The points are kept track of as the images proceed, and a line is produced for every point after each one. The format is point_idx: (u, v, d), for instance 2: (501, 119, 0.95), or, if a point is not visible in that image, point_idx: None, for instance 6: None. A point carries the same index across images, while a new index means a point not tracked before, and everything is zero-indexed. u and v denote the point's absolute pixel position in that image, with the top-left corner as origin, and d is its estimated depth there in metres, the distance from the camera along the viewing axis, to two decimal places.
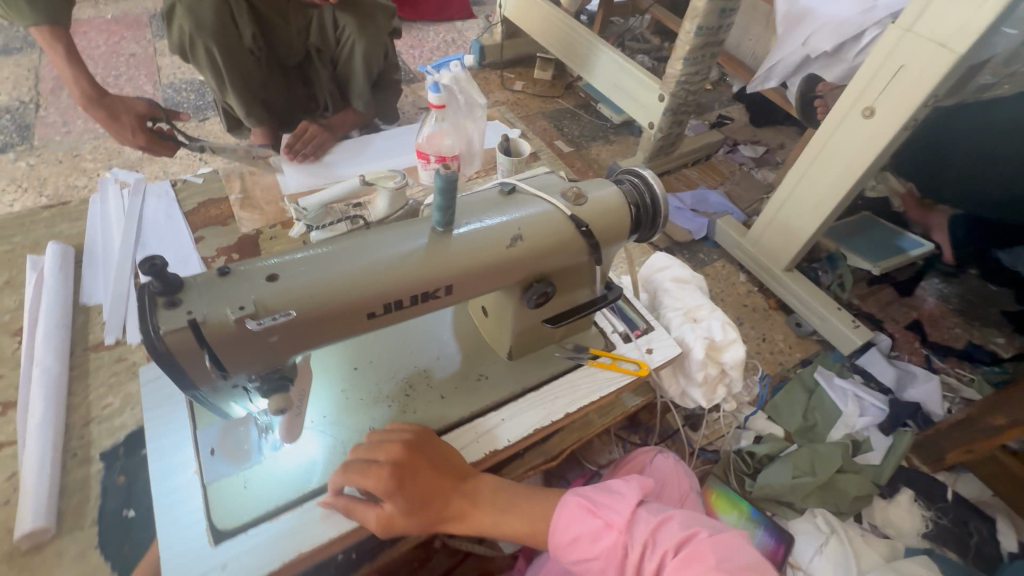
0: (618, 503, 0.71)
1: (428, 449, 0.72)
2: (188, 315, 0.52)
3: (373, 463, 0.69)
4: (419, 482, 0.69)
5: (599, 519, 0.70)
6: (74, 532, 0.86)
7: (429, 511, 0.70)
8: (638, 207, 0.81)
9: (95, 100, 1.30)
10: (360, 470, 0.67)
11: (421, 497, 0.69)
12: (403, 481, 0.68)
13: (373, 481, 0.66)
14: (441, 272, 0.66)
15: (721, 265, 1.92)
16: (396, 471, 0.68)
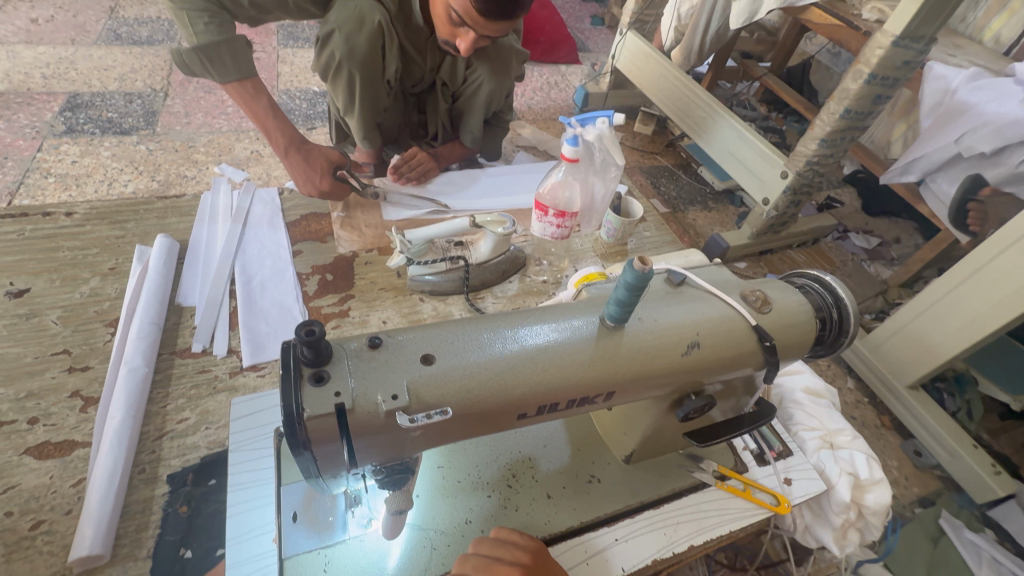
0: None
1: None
2: (336, 398, 0.44)
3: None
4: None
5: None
6: (126, 563, 0.79)
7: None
8: (824, 324, 0.68)
9: (293, 147, 1.39)
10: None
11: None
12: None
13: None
14: (608, 376, 0.56)
15: (826, 365, 1.72)
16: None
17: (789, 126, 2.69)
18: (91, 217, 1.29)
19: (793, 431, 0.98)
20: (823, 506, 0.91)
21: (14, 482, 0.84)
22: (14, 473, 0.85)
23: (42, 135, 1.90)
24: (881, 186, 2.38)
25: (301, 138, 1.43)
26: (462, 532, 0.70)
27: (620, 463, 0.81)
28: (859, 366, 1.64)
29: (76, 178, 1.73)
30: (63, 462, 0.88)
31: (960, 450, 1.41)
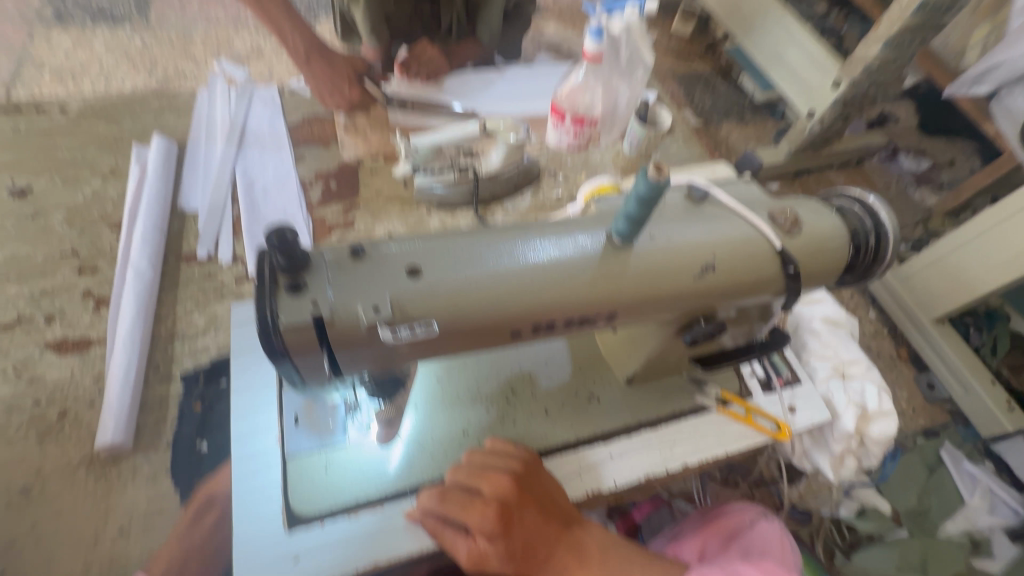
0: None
1: (535, 491, 0.63)
2: (313, 308, 0.41)
3: (476, 493, 0.61)
4: (523, 523, 0.61)
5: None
6: (149, 452, 0.84)
7: (527, 561, 0.61)
8: (858, 251, 0.62)
9: (314, 55, 1.32)
10: (461, 501, 0.60)
11: (520, 541, 0.61)
12: (505, 522, 0.60)
13: (475, 515, 0.60)
14: (610, 296, 0.51)
15: (850, 296, 1.65)
16: (501, 510, 0.60)
17: (851, 26, 2.35)
18: (85, 114, 1.23)
19: (805, 360, 0.95)
20: (826, 434, 0.90)
21: (39, 374, 0.89)
22: (37, 367, 0.89)
23: (32, 23, 1.78)
24: None
25: (320, 45, 1.34)
26: (459, 441, 0.71)
27: (621, 384, 0.80)
28: (884, 298, 1.58)
29: (71, 73, 1.64)
30: (82, 358, 0.91)
31: (976, 386, 1.39)
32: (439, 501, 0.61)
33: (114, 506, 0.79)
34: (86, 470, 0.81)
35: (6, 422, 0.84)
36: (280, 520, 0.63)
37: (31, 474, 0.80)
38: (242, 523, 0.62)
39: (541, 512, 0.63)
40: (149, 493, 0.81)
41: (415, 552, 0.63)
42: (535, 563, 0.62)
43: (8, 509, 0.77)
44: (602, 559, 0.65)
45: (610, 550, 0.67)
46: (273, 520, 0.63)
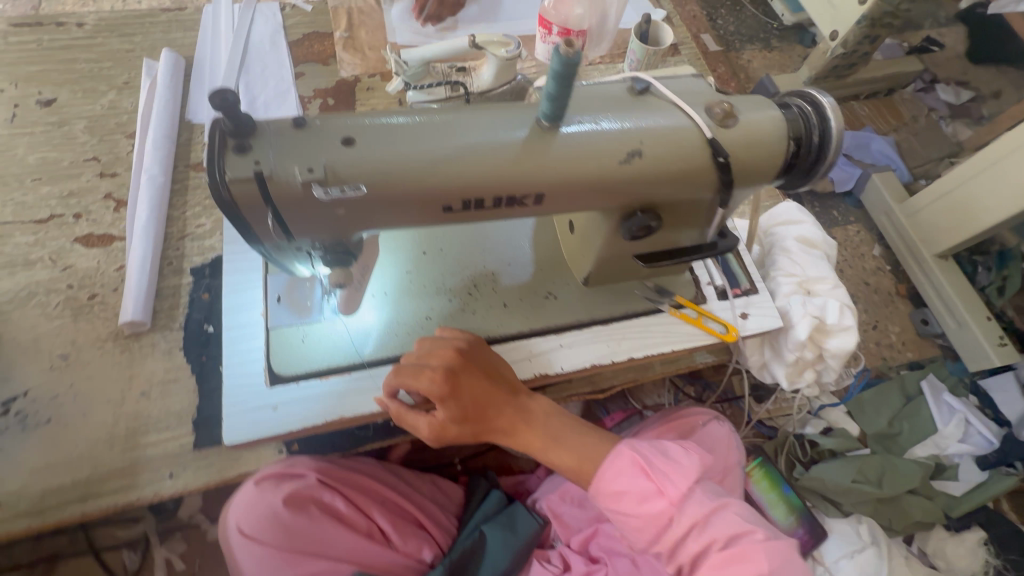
0: (676, 473, 0.69)
1: (479, 368, 0.71)
2: (255, 166, 0.47)
3: (426, 369, 0.69)
4: (469, 390, 0.70)
5: (653, 483, 0.68)
6: (164, 331, 0.96)
7: (477, 423, 0.71)
8: (798, 147, 0.64)
9: None
10: (413, 376, 0.69)
11: (468, 405, 0.70)
12: (453, 392, 0.69)
13: (424, 387, 0.68)
14: (536, 176, 0.56)
15: (855, 231, 1.62)
16: (448, 382, 0.68)
17: None
18: (100, 30, 1.29)
19: (770, 277, 0.98)
20: (781, 344, 0.94)
21: (71, 262, 1.01)
22: (69, 256, 1.01)
23: None
24: (999, 25, 1.93)
25: None
26: (423, 325, 0.79)
27: (579, 285, 0.85)
28: (889, 234, 1.55)
29: None
30: (106, 251, 1.03)
31: (970, 322, 1.37)
32: (396, 378, 0.69)
33: (137, 374, 0.92)
34: (113, 343, 0.94)
35: (46, 300, 0.97)
36: (263, 377, 0.73)
37: (68, 343, 0.93)
38: (231, 378, 0.73)
39: (486, 384, 0.71)
40: (165, 364, 0.93)
41: (376, 413, 0.74)
42: (486, 426, 0.72)
43: (51, 370, 0.91)
44: (545, 420, 0.75)
45: (552, 414, 0.76)
46: (257, 377, 0.73)
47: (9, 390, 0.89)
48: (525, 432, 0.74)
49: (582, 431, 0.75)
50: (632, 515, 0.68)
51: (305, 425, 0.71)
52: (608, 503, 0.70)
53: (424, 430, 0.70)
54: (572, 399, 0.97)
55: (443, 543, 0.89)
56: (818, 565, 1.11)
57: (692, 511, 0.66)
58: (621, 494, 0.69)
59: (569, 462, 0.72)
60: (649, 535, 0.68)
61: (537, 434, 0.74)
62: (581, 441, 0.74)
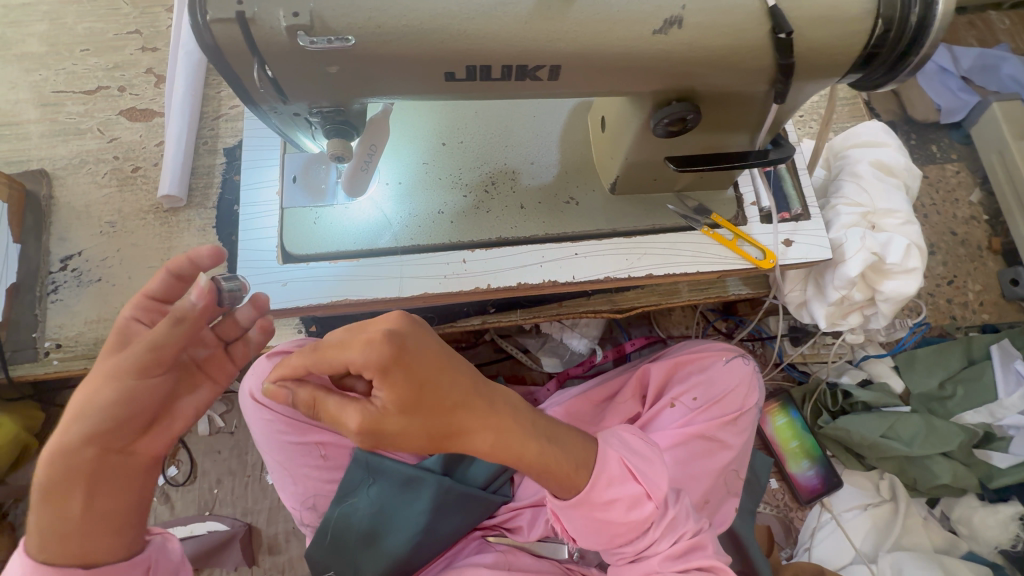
0: (661, 471, 0.63)
1: (427, 358, 0.52)
2: (237, 6, 0.44)
3: (357, 344, 0.50)
4: (421, 416, 0.51)
5: (642, 486, 0.62)
6: (200, 209, 1.00)
7: (410, 413, 0.51)
8: (888, 26, 0.51)
9: None
10: (342, 343, 0.50)
11: (406, 388, 0.50)
12: (383, 376, 0.49)
13: (355, 354, 0.50)
14: (551, 41, 0.48)
15: (953, 172, 1.39)
16: (383, 362, 0.49)
17: None
18: None
19: (830, 205, 0.86)
20: (827, 280, 0.85)
21: (117, 134, 1.04)
22: (116, 129, 1.05)
23: None
24: None
25: None
26: (433, 220, 0.77)
27: (605, 193, 0.78)
28: (996, 178, 1.32)
29: None
30: (148, 126, 1.05)
31: None
32: (310, 360, 0.51)
33: (174, 246, 0.98)
34: (153, 215, 0.99)
35: (95, 169, 1.02)
36: (275, 255, 0.75)
37: (115, 212, 0.99)
38: (246, 252, 0.75)
39: (434, 393, 0.52)
40: (200, 240, 0.98)
41: (380, 300, 0.75)
42: (419, 429, 0.51)
43: (100, 234, 0.97)
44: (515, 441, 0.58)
45: (499, 436, 0.55)
46: (269, 254, 0.75)
47: (65, 249, 0.96)
48: (465, 437, 0.54)
49: (531, 437, 0.57)
50: (615, 522, 0.62)
51: (310, 304, 0.73)
52: (587, 508, 0.60)
53: (348, 424, 0.50)
54: (587, 315, 0.94)
55: None
56: (825, 513, 1.13)
57: (673, 515, 0.64)
58: (608, 503, 0.61)
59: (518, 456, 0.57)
60: (622, 540, 0.63)
61: (482, 436, 0.55)
62: (533, 449, 0.57)
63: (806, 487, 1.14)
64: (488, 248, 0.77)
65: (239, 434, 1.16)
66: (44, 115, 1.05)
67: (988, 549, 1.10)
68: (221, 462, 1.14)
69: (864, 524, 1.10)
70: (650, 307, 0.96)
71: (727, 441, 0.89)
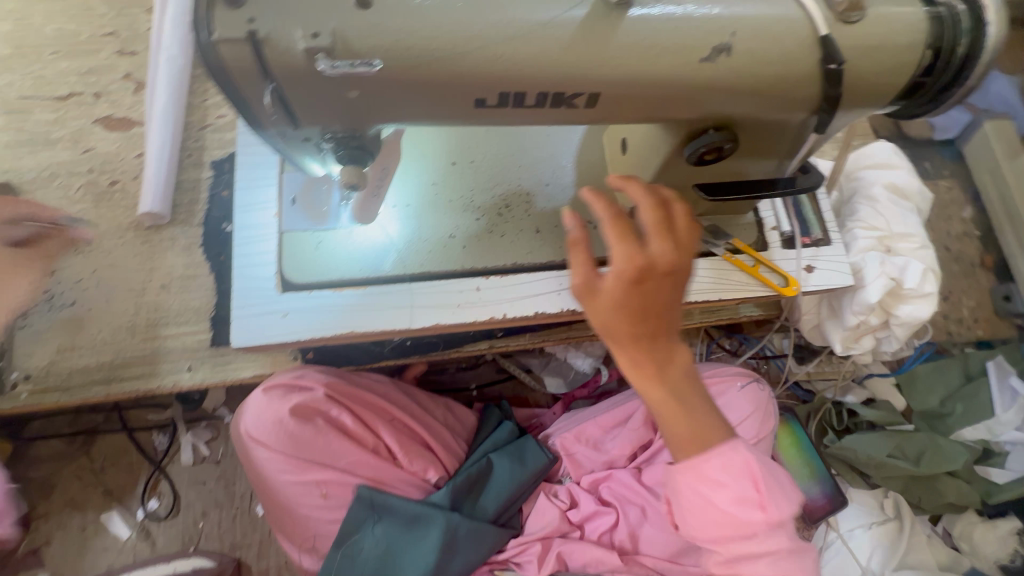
0: (783, 498, 0.57)
1: (677, 246, 0.52)
2: (249, 25, 0.39)
3: (640, 241, 0.52)
4: (645, 285, 0.51)
5: (759, 494, 0.55)
6: (184, 226, 0.93)
7: (646, 330, 0.51)
8: (937, 58, 0.49)
9: None
10: (622, 233, 0.51)
11: (649, 314, 0.51)
12: (645, 281, 0.50)
13: (624, 256, 0.50)
14: (592, 68, 0.45)
15: (946, 187, 1.41)
16: (649, 267, 0.50)
17: None
18: None
19: (847, 227, 0.85)
20: (844, 305, 0.84)
21: (92, 145, 0.97)
22: (91, 139, 0.97)
23: None
24: None
25: None
26: (445, 244, 0.72)
27: None
28: (988, 195, 1.34)
29: None
30: (127, 136, 0.98)
31: None
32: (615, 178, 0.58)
33: (156, 267, 0.91)
34: (133, 233, 0.92)
35: (67, 183, 0.94)
36: (274, 282, 0.70)
37: (90, 230, 0.92)
38: (242, 280, 0.70)
39: (669, 273, 0.51)
40: (185, 260, 0.91)
41: (389, 331, 0.70)
42: (624, 299, 0.50)
43: (74, 254, 0.90)
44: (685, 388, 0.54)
45: (676, 399, 0.54)
46: (268, 281, 0.70)
47: None
48: (651, 384, 0.53)
49: (698, 415, 0.55)
50: (718, 513, 0.55)
51: (314, 337, 0.68)
52: (693, 485, 0.55)
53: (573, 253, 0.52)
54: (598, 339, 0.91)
55: (448, 465, 0.89)
56: (831, 533, 1.11)
57: (773, 541, 0.56)
58: (715, 485, 0.55)
59: (677, 439, 0.55)
60: (716, 533, 0.55)
61: (653, 343, 0.52)
62: (695, 434, 0.54)
63: (808, 507, 1.07)
64: (502, 275, 0.73)
65: (226, 464, 1.09)
66: (9, 123, 0.96)
67: (990, 566, 1.11)
68: (207, 494, 1.07)
69: (871, 543, 1.09)
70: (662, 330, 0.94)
71: None
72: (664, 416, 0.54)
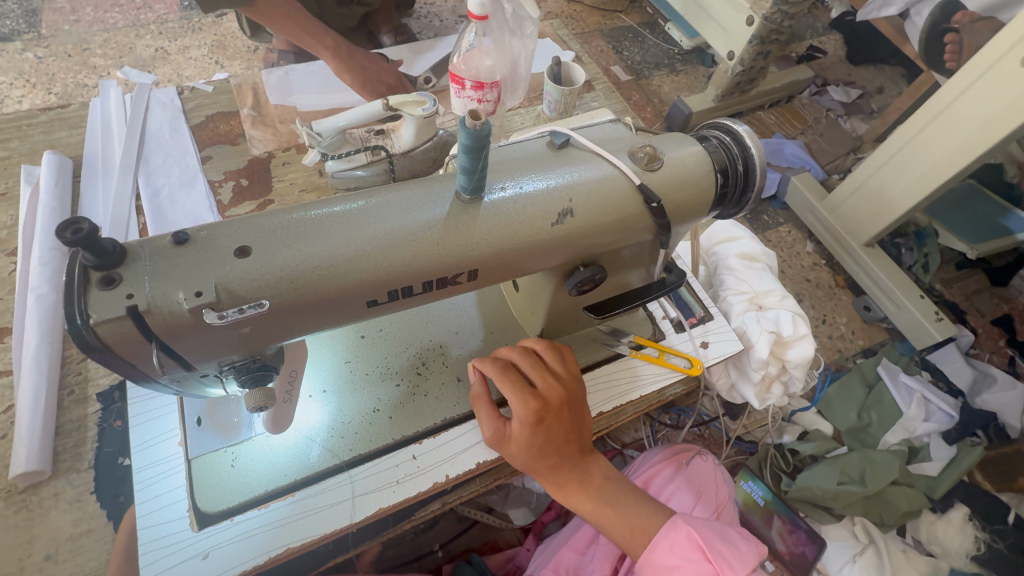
0: (735, 558, 0.64)
1: (559, 389, 0.66)
2: (128, 301, 0.40)
3: (529, 386, 0.66)
4: (550, 433, 0.65)
5: (711, 564, 0.62)
6: (70, 475, 0.82)
7: (556, 455, 0.67)
8: (726, 178, 0.62)
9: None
10: (515, 386, 0.65)
11: (556, 441, 0.66)
12: (544, 419, 0.64)
13: (520, 406, 0.64)
14: (465, 251, 0.51)
15: (786, 231, 1.69)
16: (543, 406, 0.65)
17: None
18: None
19: (722, 297, 0.98)
20: (745, 364, 0.93)
21: None
22: None
23: None
24: (868, 31, 2.14)
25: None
26: (370, 420, 0.71)
27: None
28: (818, 231, 1.62)
29: None
30: None
31: (907, 302, 1.44)
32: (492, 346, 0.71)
33: (38, 534, 0.78)
34: (5, 502, 0.80)
35: None
36: (188, 521, 0.63)
37: None
38: (149, 529, 0.62)
39: (561, 415, 0.66)
40: (74, 515, 0.80)
41: (331, 533, 0.65)
42: (536, 448, 0.65)
43: None
44: (602, 483, 0.70)
45: (604, 500, 0.69)
46: (181, 522, 0.63)
47: None
48: (578, 492, 0.69)
49: (630, 507, 0.69)
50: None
51: (244, 570, 0.61)
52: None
53: (486, 427, 0.67)
54: None
55: None
56: None
57: None
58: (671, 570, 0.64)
59: (619, 534, 0.68)
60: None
61: (567, 465, 0.68)
62: (635, 526, 0.68)
63: (795, 560, 1.11)
64: (436, 434, 0.72)
65: None
66: None
67: (964, 560, 1.16)
68: None
69: None
70: None
71: None
72: (597, 519, 0.69)
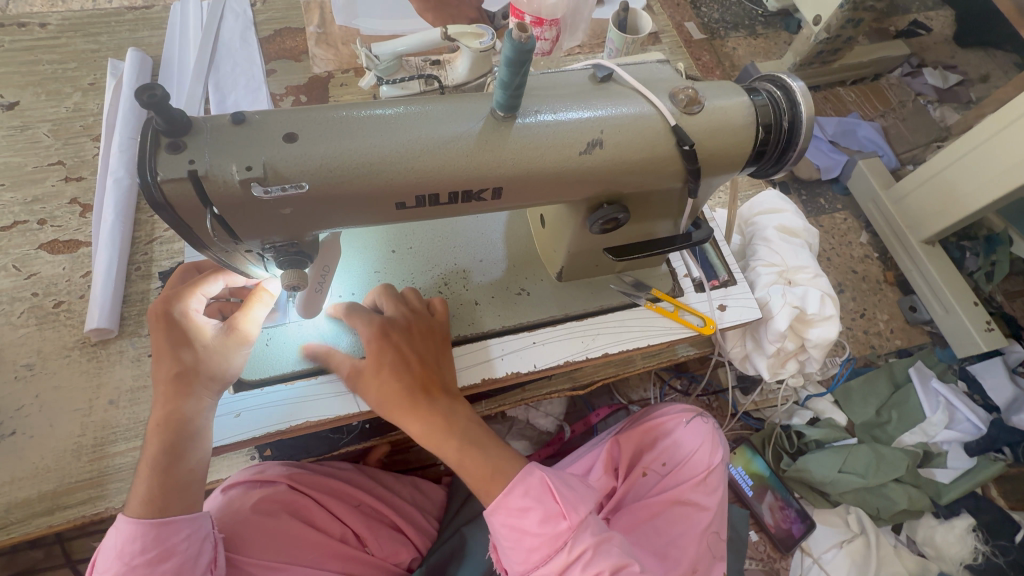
0: (578, 501, 0.64)
1: (408, 325, 0.71)
2: (189, 165, 0.46)
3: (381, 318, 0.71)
4: (390, 354, 0.68)
5: (558, 504, 0.63)
6: (133, 337, 0.94)
7: (401, 382, 0.67)
8: (769, 132, 0.61)
9: None
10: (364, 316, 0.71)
11: (407, 367, 0.67)
12: (383, 339, 0.69)
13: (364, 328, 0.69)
14: (491, 168, 0.54)
15: (842, 218, 1.60)
16: (383, 329, 0.69)
17: None
18: (64, 29, 1.23)
19: (752, 267, 0.97)
20: (762, 335, 0.93)
21: (36, 270, 0.98)
22: (33, 263, 0.99)
23: None
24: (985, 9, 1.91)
25: None
26: None
27: (554, 282, 0.83)
28: (876, 221, 1.53)
29: None
30: (72, 257, 1.00)
31: (956, 306, 1.36)
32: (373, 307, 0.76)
33: (105, 382, 0.90)
34: (79, 351, 0.92)
35: (9, 309, 0.94)
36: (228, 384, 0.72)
37: (33, 352, 0.91)
38: None
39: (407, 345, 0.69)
40: (134, 371, 0.91)
41: (345, 416, 0.72)
42: (383, 373, 0.67)
43: (15, 380, 0.89)
44: (462, 426, 0.66)
45: (470, 445, 0.66)
46: None
47: None
48: (440, 432, 0.65)
49: (489, 449, 0.66)
50: (528, 533, 0.62)
51: (268, 431, 0.70)
52: (504, 518, 0.62)
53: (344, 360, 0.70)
54: (552, 395, 0.95)
55: (420, 545, 0.90)
56: (806, 558, 1.14)
57: (582, 542, 0.61)
58: (522, 511, 0.62)
59: (481, 479, 0.64)
60: (537, 558, 0.61)
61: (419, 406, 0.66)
62: (494, 467, 0.64)
63: (781, 534, 1.14)
64: None
65: None
66: None
67: (956, 567, 1.15)
68: None
69: (845, 563, 1.11)
70: (609, 378, 1.00)
71: (701, 502, 0.88)
72: (463, 464, 0.65)
